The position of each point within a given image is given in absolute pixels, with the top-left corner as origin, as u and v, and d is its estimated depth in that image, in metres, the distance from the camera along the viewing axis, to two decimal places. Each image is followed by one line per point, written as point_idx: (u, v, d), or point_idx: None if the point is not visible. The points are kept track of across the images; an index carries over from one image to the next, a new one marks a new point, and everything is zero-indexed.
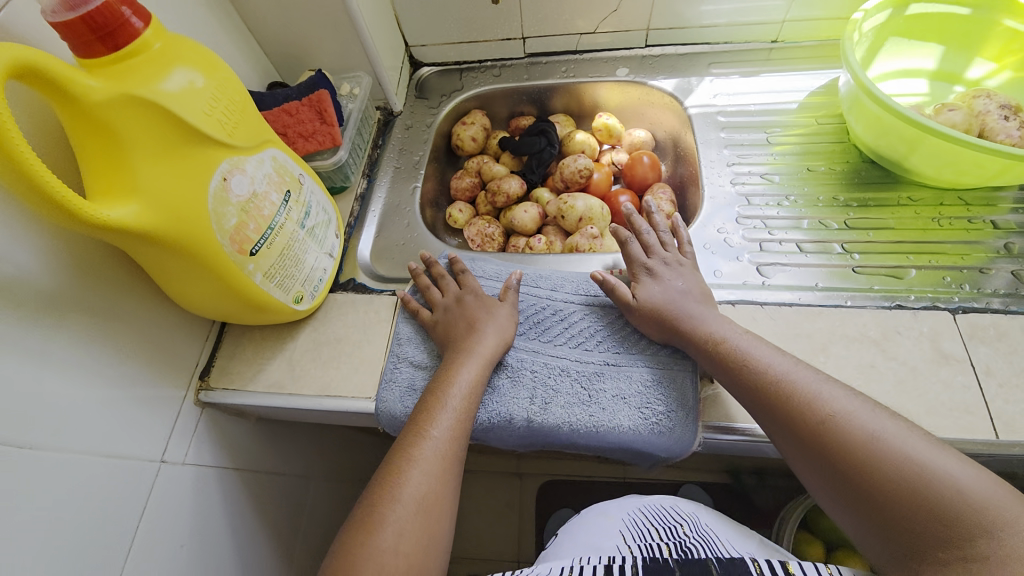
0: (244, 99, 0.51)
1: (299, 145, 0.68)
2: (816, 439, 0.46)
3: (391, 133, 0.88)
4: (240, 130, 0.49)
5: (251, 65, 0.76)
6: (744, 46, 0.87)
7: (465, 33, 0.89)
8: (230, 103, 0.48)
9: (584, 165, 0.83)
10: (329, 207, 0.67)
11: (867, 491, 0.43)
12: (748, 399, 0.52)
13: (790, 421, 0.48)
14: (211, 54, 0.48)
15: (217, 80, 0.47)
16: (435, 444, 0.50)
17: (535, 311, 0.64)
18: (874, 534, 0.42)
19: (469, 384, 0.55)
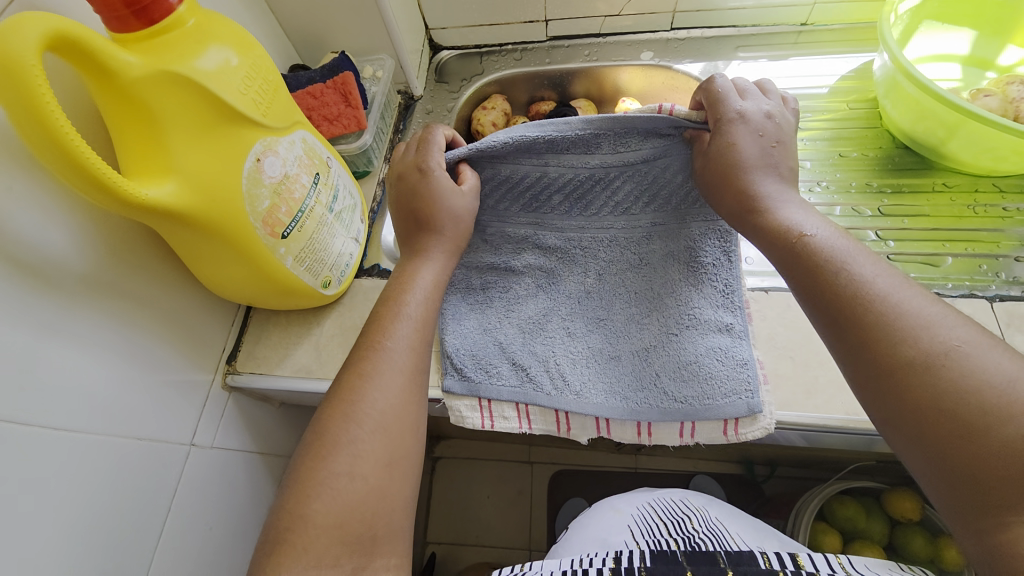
0: (277, 80, 0.50)
1: (324, 129, 0.67)
2: (887, 348, 0.36)
3: (412, 117, 0.86)
4: (274, 109, 0.49)
5: (273, 47, 0.75)
6: (772, 29, 0.85)
7: (487, 16, 0.88)
8: (262, 80, 0.47)
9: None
10: (355, 191, 0.66)
11: (933, 416, 0.34)
12: (824, 309, 0.40)
13: (871, 339, 0.37)
14: (242, 30, 0.47)
15: (250, 56, 0.47)
16: (393, 358, 0.47)
17: (573, 186, 0.57)
18: (930, 475, 0.34)
19: (425, 294, 0.51)
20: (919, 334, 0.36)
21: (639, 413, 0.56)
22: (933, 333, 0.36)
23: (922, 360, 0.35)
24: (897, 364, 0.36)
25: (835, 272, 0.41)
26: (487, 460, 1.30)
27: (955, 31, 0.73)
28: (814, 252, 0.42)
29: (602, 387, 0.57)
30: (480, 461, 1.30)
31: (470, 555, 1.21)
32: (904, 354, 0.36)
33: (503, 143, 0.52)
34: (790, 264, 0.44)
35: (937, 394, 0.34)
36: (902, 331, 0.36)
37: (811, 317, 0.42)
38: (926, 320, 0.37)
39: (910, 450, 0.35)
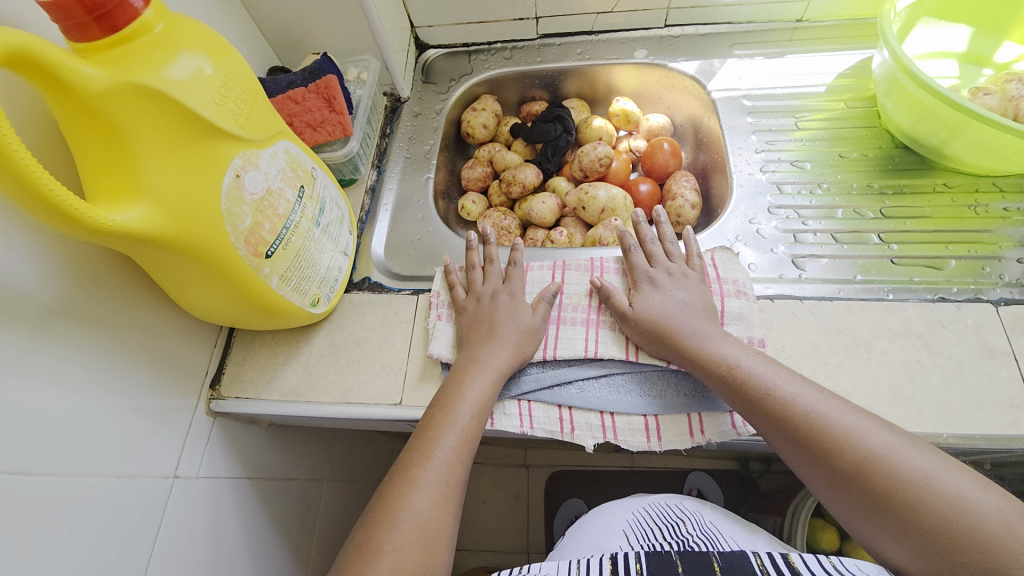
0: (256, 89, 0.47)
1: (307, 136, 0.64)
2: (793, 426, 0.43)
3: (399, 120, 0.83)
4: (254, 120, 0.45)
5: (250, 50, 0.71)
6: (767, 26, 0.84)
7: (474, 14, 0.85)
8: (239, 88, 0.44)
9: (603, 153, 0.80)
10: (343, 203, 0.63)
11: (846, 470, 0.41)
12: (748, 412, 0.45)
13: (797, 436, 0.43)
14: (215, 35, 0.44)
15: (227, 64, 0.43)
16: (446, 439, 0.47)
17: (610, 388, 0.53)
18: (875, 534, 0.40)
19: (483, 397, 0.50)
20: (802, 410, 0.43)
21: (637, 406, 0.52)
22: (815, 406, 0.43)
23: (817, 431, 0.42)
24: (803, 437, 0.43)
25: (763, 394, 0.45)
26: (484, 465, 1.28)
27: (952, 25, 0.72)
28: (743, 379, 0.46)
29: (608, 381, 0.53)
30: (477, 467, 1.28)
31: (469, 561, 1.20)
32: (806, 432, 0.42)
33: (542, 387, 0.53)
34: (724, 391, 0.46)
35: (832, 458, 0.41)
36: (794, 409, 0.43)
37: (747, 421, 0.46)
38: (802, 393, 0.44)
39: (840, 501, 0.42)
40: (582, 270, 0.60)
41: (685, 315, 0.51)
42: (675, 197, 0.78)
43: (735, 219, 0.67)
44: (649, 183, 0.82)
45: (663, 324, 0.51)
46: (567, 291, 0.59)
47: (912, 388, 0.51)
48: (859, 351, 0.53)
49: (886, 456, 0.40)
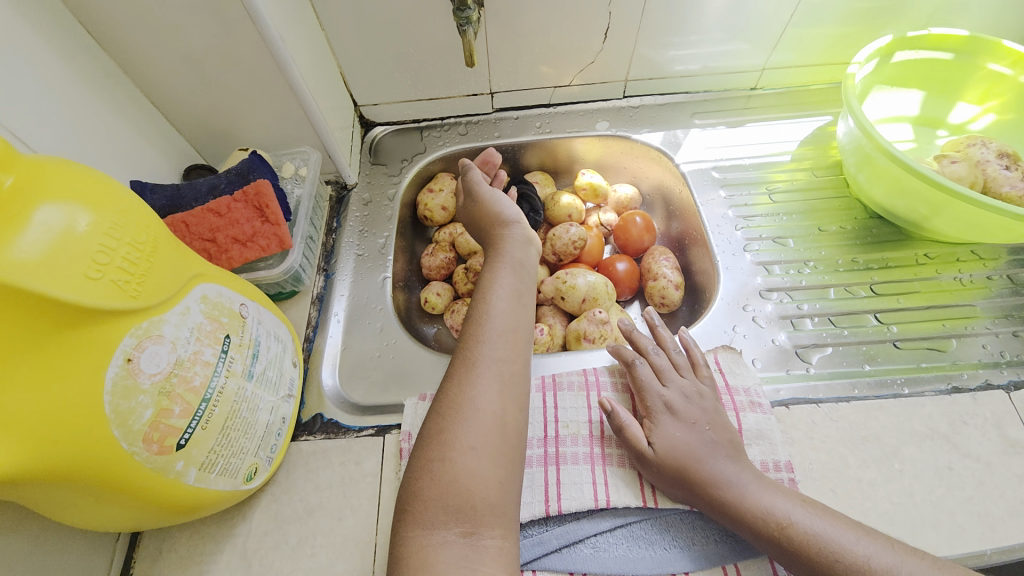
0: (156, 231, 0.36)
1: (234, 253, 0.53)
2: None
3: (347, 211, 0.73)
4: (153, 278, 0.35)
5: (159, 148, 0.59)
6: (723, 94, 0.83)
7: (425, 90, 0.78)
8: (131, 241, 0.34)
9: (577, 235, 0.74)
10: (283, 332, 0.52)
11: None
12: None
13: None
14: (94, 176, 0.33)
15: (112, 211, 0.33)
16: (481, 370, 0.48)
17: (630, 541, 0.45)
18: None
19: (503, 326, 0.51)
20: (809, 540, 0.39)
21: (672, 563, 0.43)
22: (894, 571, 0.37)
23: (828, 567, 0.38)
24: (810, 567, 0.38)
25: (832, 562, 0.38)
26: None
27: (907, 90, 0.74)
28: (806, 542, 0.39)
29: (627, 533, 0.45)
30: None
31: None
32: None
33: (551, 550, 0.44)
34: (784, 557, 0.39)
35: None
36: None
37: None
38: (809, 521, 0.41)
39: None
40: (576, 390, 0.53)
41: (718, 461, 0.43)
42: (657, 277, 0.72)
43: (729, 307, 0.61)
44: (625, 260, 0.76)
45: (696, 475, 0.43)
46: (562, 419, 0.51)
47: (946, 496, 0.47)
48: (890, 462, 0.49)
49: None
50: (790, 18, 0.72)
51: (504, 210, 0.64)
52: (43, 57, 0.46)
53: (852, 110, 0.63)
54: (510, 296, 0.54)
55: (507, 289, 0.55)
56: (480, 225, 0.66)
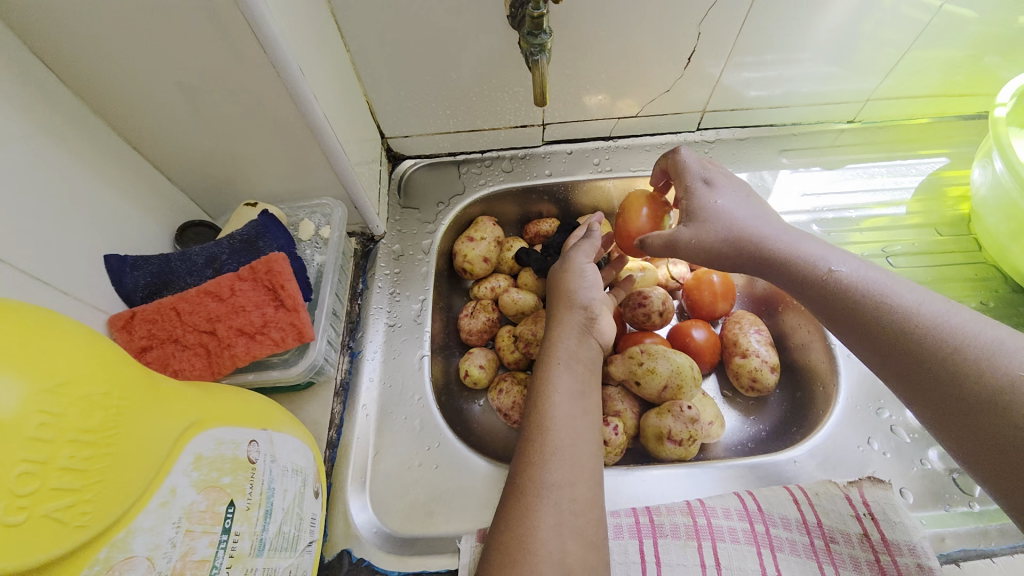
0: (114, 391, 0.24)
1: (240, 350, 0.41)
2: (852, 309, 0.39)
3: (373, 269, 0.61)
4: (116, 476, 0.23)
5: (145, 209, 0.47)
6: (816, 127, 0.71)
7: (466, 122, 0.66)
8: (75, 432, 0.21)
9: (665, 299, 0.64)
10: (302, 455, 0.40)
11: (937, 387, 0.34)
12: (827, 309, 0.40)
13: (848, 307, 0.39)
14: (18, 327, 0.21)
15: (41, 389, 0.21)
16: (555, 465, 0.40)
17: None
18: (882, 325, 0.37)
19: (573, 417, 0.43)
20: (819, 268, 0.41)
21: None
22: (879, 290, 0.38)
23: (842, 291, 0.39)
24: (808, 290, 0.41)
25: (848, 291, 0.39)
26: None
27: None
28: (851, 291, 0.39)
29: None
30: None
31: None
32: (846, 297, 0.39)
33: None
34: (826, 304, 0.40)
35: (875, 318, 0.37)
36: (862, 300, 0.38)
37: (820, 310, 0.41)
38: (900, 290, 0.38)
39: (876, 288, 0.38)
40: (683, 538, 0.43)
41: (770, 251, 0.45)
42: (749, 354, 0.59)
43: (856, 410, 0.54)
44: (701, 326, 0.63)
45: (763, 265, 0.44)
46: None
47: None
48: None
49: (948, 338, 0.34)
50: (914, 40, 0.59)
51: (581, 291, 0.51)
52: None
53: (1005, 154, 0.51)
54: (570, 402, 0.44)
55: (570, 394, 0.45)
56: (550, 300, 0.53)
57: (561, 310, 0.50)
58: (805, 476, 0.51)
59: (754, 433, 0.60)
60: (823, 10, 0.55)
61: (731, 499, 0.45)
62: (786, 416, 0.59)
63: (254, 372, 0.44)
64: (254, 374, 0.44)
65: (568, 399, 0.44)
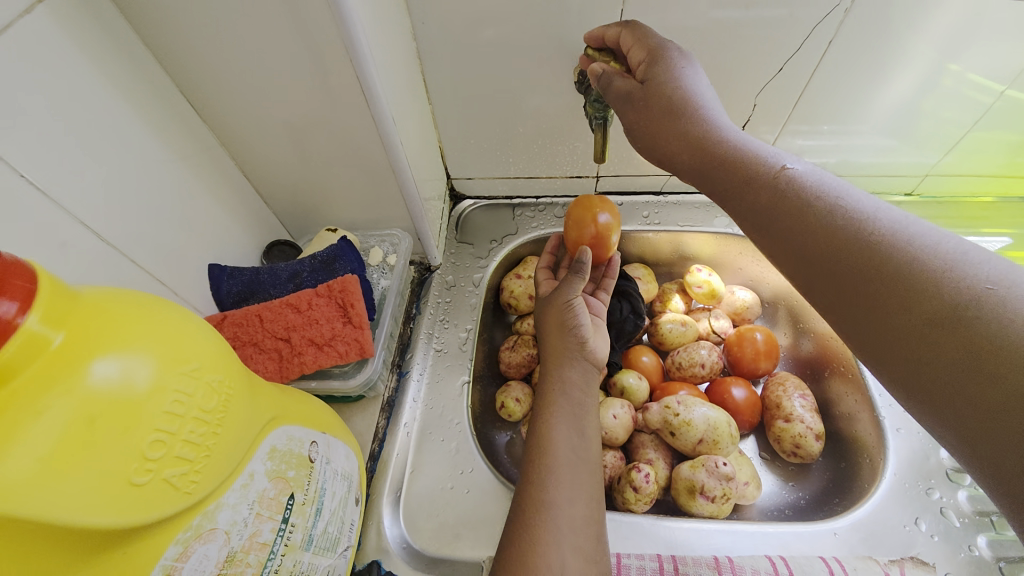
0: (226, 379, 0.29)
1: (309, 358, 0.46)
2: (788, 211, 0.36)
3: (427, 296, 0.66)
4: (218, 454, 0.27)
5: (243, 226, 0.54)
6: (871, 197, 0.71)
7: (526, 168, 0.71)
8: (195, 410, 0.26)
9: (710, 356, 0.65)
10: (350, 462, 0.43)
11: (869, 298, 0.31)
12: (763, 214, 0.37)
13: (783, 212, 0.36)
14: (166, 319, 0.26)
15: (177, 371, 0.25)
16: (559, 484, 0.42)
17: None
18: (816, 230, 0.34)
19: (585, 446, 0.46)
20: (764, 169, 0.38)
21: None
22: (820, 188, 0.35)
23: (782, 193, 0.36)
24: (750, 196, 0.38)
25: (789, 191, 0.36)
26: None
27: None
28: (796, 189, 0.36)
29: None
30: None
31: None
32: (781, 197, 0.36)
33: None
34: (766, 204, 0.37)
35: (812, 219, 0.35)
36: (802, 201, 0.35)
37: (757, 215, 0.38)
38: (842, 193, 0.35)
39: (815, 187, 0.36)
40: None
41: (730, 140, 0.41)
42: (792, 419, 0.59)
43: (905, 487, 0.52)
44: (742, 384, 0.63)
45: (710, 164, 0.41)
46: None
47: None
48: None
49: (890, 243, 0.31)
50: (976, 121, 0.60)
51: (571, 318, 0.51)
52: (133, 132, 0.41)
53: None
54: (570, 426, 0.46)
55: (569, 417, 0.46)
56: (545, 326, 0.54)
57: (557, 339, 0.51)
58: (846, 552, 0.49)
59: (792, 501, 0.58)
60: (880, 88, 0.57)
61: (762, 561, 0.46)
62: (827, 486, 0.58)
63: (316, 381, 0.48)
64: (317, 382, 0.48)
65: (570, 424, 0.46)
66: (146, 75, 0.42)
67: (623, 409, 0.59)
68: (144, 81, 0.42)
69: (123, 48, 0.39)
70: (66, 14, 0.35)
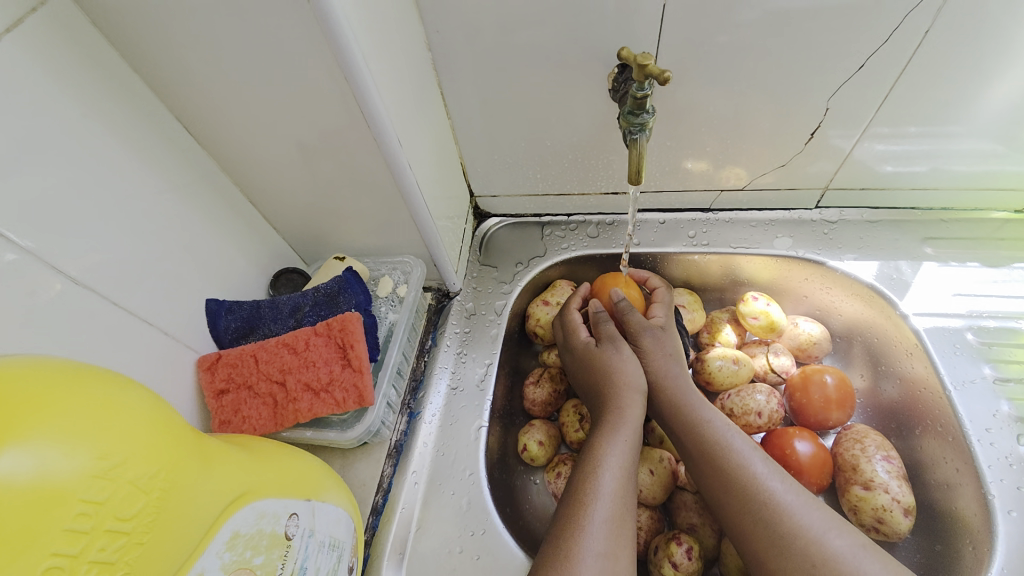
0: (158, 467, 0.25)
1: (304, 407, 0.42)
2: (725, 482, 0.41)
3: (444, 326, 0.61)
4: (141, 566, 0.23)
5: (248, 254, 0.51)
6: (974, 215, 0.59)
7: (555, 185, 0.65)
8: (108, 521, 0.22)
9: (769, 402, 0.55)
10: (342, 526, 0.38)
11: (776, 574, 0.37)
12: (697, 465, 0.43)
13: (709, 478, 0.42)
14: (85, 403, 0.22)
15: (88, 474, 0.21)
16: (592, 548, 0.37)
17: None
18: (730, 508, 0.40)
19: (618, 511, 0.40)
20: (700, 426, 0.44)
21: None
22: (742, 457, 0.41)
23: (708, 454, 0.43)
24: (690, 443, 0.44)
25: (718, 452, 0.42)
26: None
27: None
28: (716, 449, 0.42)
29: None
30: None
31: None
32: (705, 450, 0.43)
33: None
34: (700, 459, 0.43)
35: (727, 483, 0.41)
36: (729, 468, 0.41)
37: (694, 474, 0.44)
38: (747, 461, 0.41)
39: (741, 471, 0.41)
40: None
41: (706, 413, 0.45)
42: (873, 486, 0.48)
43: None
44: (808, 438, 0.53)
45: (665, 413, 0.47)
46: None
47: None
48: None
49: (799, 546, 0.36)
50: None
51: (615, 371, 0.48)
52: (122, 163, 0.38)
53: None
54: (621, 474, 0.42)
55: (620, 465, 0.42)
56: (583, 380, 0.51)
57: (615, 381, 0.47)
58: None
59: None
60: (991, 82, 0.46)
61: None
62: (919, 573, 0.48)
63: (313, 429, 0.44)
64: (313, 431, 0.44)
65: (615, 487, 0.41)
66: (136, 101, 0.39)
67: (666, 459, 0.51)
68: (132, 108, 0.39)
69: (106, 74, 0.37)
70: (37, 43, 0.32)
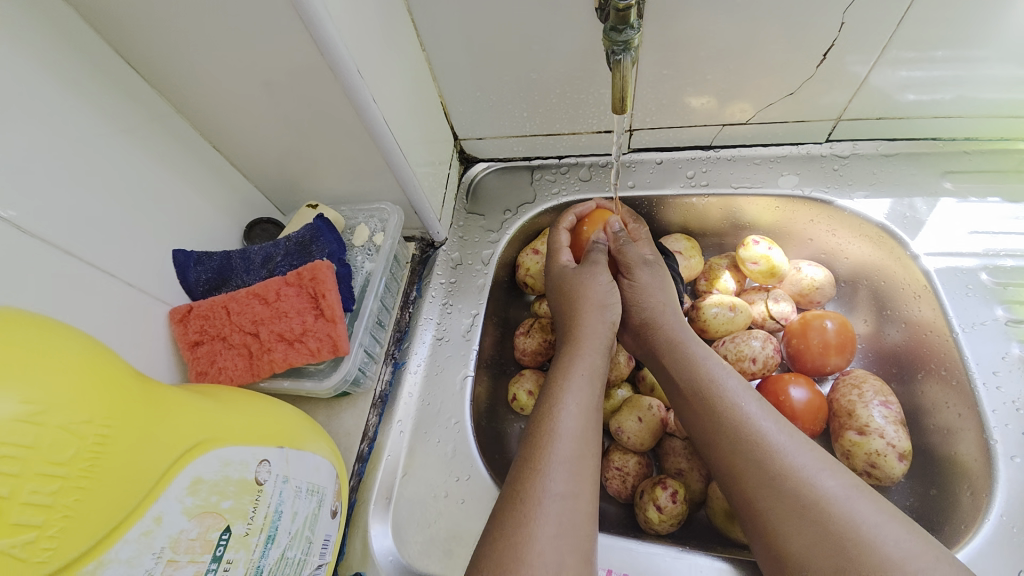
0: (101, 414, 0.24)
1: (277, 356, 0.41)
2: (716, 420, 0.40)
3: (429, 276, 0.59)
4: (83, 509, 0.23)
5: (216, 204, 0.49)
6: (999, 146, 0.54)
7: (543, 125, 0.61)
8: (39, 465, 0.21)
9: (766, 349, 0.53)
10: (322, 473, 0.38)
11: (763, 509, 0.36)
12: (688, 405, 0.43)
13: (701, 418, 0.41)
14: (9, 347, 0.22)
15: (14, 418, 0.21)
16: (556, 477, 0.36)
17: None
18: (720, 446, 0.39)
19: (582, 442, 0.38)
20: (694, 367, 0.43)
21: None
22: (736, 396, 0.40)
23: (700, 394, 0.42)
24: (683, 381, 0.43)
25: (709, 392, 0.41)
26: None
27: None
28: (708, 389, 0.41)
29: None
30: None
31: None
32: (698, 389, 0.42)
33: None
34: (691, 398, 0.42)
35: (720, 422, 0.40)
36: (721, 407, 0.40)
37: (686, 415, 0.43)
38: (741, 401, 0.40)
39: (731, 411, 0.40)
40: None
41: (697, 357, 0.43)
42: (868, 431, 0.47)
43: (1012, 533, 0.40)
44: (804, 384, 0.51)
45: (659, 350, 0.46)
46: None
47: None
48: None
49: (789, 484, 0.35)
50: None
51: (583, 302, 0.46)
52: (60, 102, 0.36)
53: None
54: (583, 414, 0.40)
55: (581, 401, 0.40)
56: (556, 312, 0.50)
57: (589, 321, 0.45)
58: None
59: None
60: None
61: None
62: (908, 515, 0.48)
63: (290, 379, 0.44)
64: (291, 381, 0.44)
65: (578, 420, 0.39)
66: (68, 33, 0.36)
67: (654, 408, 0.50)
68: (65, 41, 0.36)
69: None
70: None
